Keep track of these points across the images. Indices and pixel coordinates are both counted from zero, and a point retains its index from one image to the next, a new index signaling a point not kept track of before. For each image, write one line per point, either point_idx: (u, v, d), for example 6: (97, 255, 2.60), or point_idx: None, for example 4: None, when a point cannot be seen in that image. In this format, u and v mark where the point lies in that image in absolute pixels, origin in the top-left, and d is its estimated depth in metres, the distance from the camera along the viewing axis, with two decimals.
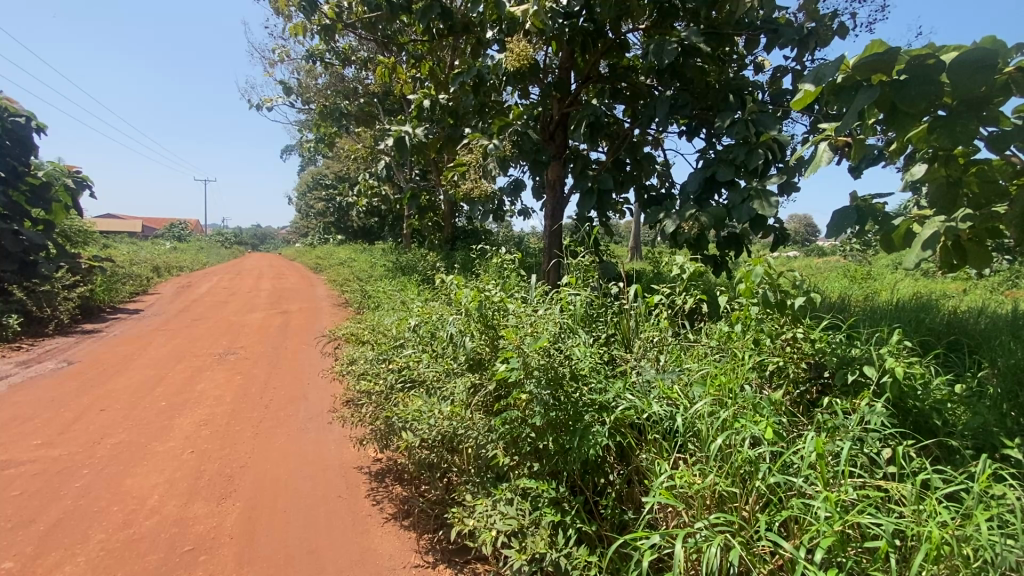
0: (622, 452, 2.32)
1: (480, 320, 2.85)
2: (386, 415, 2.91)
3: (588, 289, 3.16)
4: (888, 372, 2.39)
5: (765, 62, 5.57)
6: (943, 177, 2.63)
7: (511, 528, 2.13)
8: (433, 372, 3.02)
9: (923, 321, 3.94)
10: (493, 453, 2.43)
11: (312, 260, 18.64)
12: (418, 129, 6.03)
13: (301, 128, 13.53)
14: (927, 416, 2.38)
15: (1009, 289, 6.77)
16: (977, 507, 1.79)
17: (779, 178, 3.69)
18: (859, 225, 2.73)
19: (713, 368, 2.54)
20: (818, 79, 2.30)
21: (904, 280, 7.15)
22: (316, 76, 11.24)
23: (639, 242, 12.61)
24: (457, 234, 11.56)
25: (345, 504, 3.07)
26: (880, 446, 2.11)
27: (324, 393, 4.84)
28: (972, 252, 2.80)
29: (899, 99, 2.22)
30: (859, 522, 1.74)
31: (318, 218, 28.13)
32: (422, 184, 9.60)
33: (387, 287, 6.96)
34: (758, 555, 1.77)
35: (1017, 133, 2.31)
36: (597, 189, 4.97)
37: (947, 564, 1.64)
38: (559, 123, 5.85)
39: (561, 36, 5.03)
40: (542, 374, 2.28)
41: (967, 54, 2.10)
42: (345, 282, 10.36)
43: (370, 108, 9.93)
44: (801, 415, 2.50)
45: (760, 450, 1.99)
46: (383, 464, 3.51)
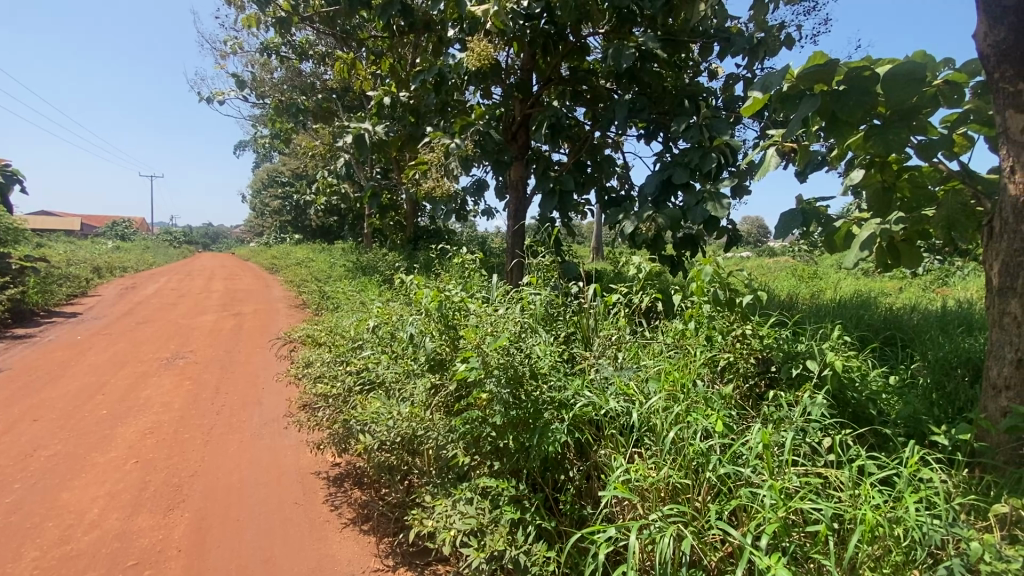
0: (581, 449, 2.35)
1: (440, 320, 2.81)
2: (342, 418, 2.84)
3: (548, 288, 3.18)
4: (828, 366, 2.56)
5: (718, 70, 5.77)
6: (879, 182, 2.89)
7: (470, 527, 2.11)
8: (392, 374, 2.98)
9: (863, 317, 4.20)
10: (454, 453, 2.41)
11: (268, 259, 18.04)
12: (378, 126, 5.93)
13: (256, 123, 13.02)
14: (864, 407, 2.53)
15: (939, 286, 7.26)
16: (906, 489, 1.92)
17: (731, 181, 3.86)
18: (804, 226, 2.86)
19: (667, 365, 2.63)
20: (766, 87, 2.42)
21: (846, 279, 7.58)
22: (272, 70, 10.85)
23: (600, 243, 12.88)
24: (419, 233, 11.48)
25: (302, 510, 2.99)
26: (820, 436, 2.22)
27: (279, 397, 4.68)
28: (904, 253, 3.00)
29: (837, 108, 2.36)
30: (801, 508, 1.84)
31: (273, 216, 27.23)
32: (384, 183, 9.46)
33: (346, 288, 6.84)
34: (709, 544, 1.83)
35: (942, 142, 2.50)
36: (559, 189, 5.03)
37: (881, 544, 1.75)
38: (521, 124, 5.88)
39: (522, 37, 5.16)
40: (502, 373, 2.27)
41: (898, 69, 2.25)
42: (302, 282, 10.08)
43: (328, 104, 9.67)
44: (749, 408, 2.60)
45: (711, 442, 2.08)
46: (343, 468, 3.42)
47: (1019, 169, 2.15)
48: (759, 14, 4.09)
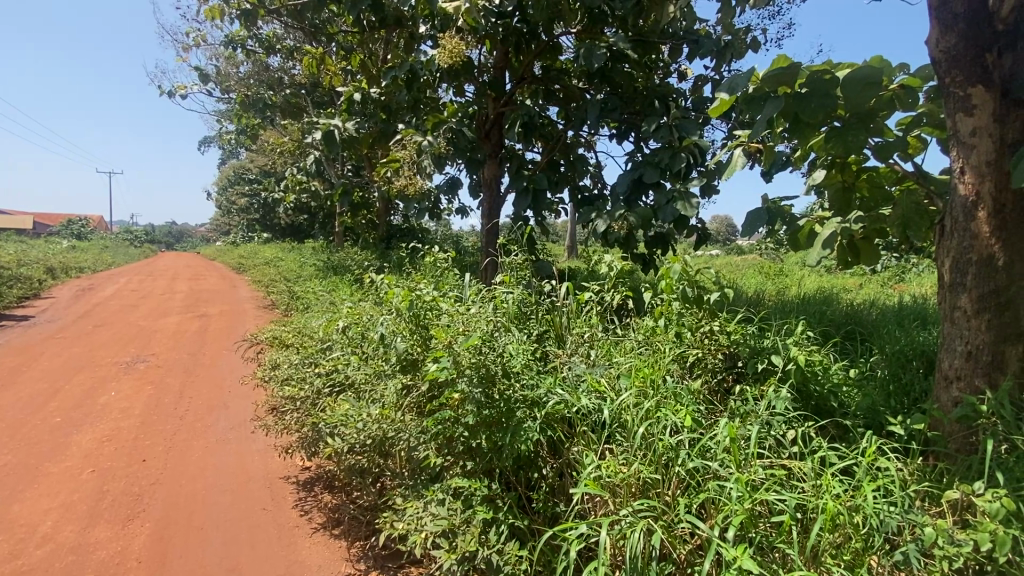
0: (554, 446, 2.36)
1: (412, 319, 2.74)
2: (311, 421, 2.78)
3: (520, 287, 3.18)
4: (792, 360, 2.65)
5: (687, 71, 5.87)
6: (840, 182, 3.00)
7: (441, 528, 2.10)
8: (363, 375, 2.94)
9: (826, 312, 4.34)
10: (426, 454, 2.39)
11: (235, 259, 17.52)
12: (348, 122, 5.83)
13: (221, 118, 12.62)
14: (826, 399, 2.64)
15: (895, 283, 7.57)
16: (864, 478, 2.00)
17: (700, 180, 3.94)
18: (769, 225, 2.94)
19: (638, 362, 2.65)
20: (732, 89, 2.47)
21: (810, 276, 7.83)
22: (238, 65, 10.54)
23: (575, 242, 13.00)
24: (392, 232, 11.34)
25: (270, 516, 2.91)
26: (784, 428, 2.28)
27: (246, 401, 4.54)
28: (863, 251, 3.12)
29: (801, 111, 2.43)
30: (766, 500, 1.88)
31: (241, 214, 26.49)
32: (355, 180, 9.30)
33: (316, 287, 6.70)
34: (679, 537, 1.86)
35: (898, 144, 2.60)
36: (532, 188, 5.03)
37: (841, 532, 1.82)
38: (494, 122, 5.88)
39: (494, 35, 5.14)
40: (474, 373, 2.26)
41: (857, 72, 2.33)
42: (271, 282, 9.83)
43: (297, 100, 9.45)
44: (717, 403, 2.66)
45: (680, 437, 2.12)
46: (312, 472, 3.34)
47: (967, 170, 2.26)
48: (725, 18, 4.18)
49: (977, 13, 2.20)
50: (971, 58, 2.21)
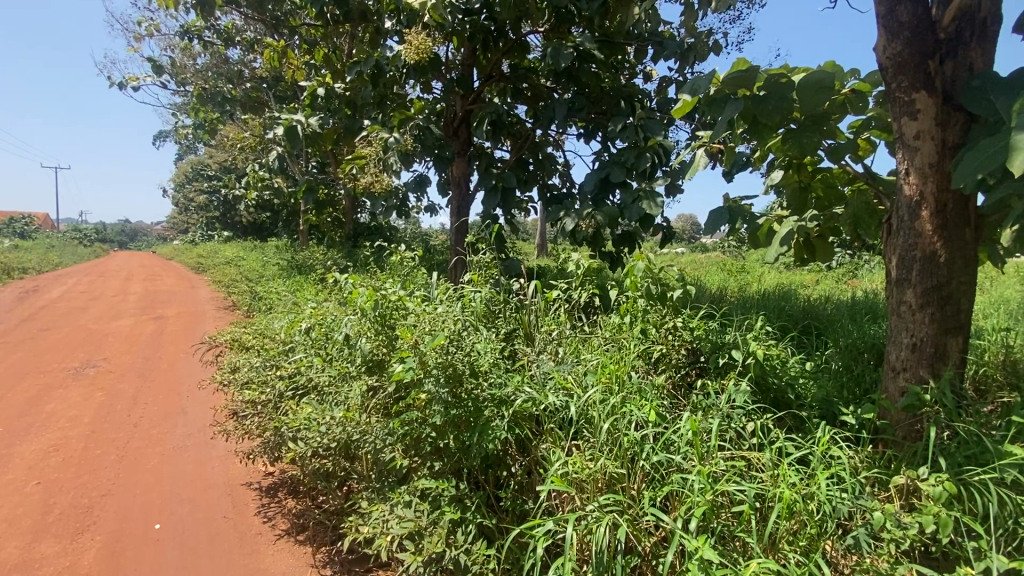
0: (522, 444, 2.37)
1: (377, 319, 2.68)
2: (273, 425, 2.71)
3: (488, 286, 3.17)
4: (751, 355, 2.74)
5: (652, 72, 5.97)
6: (796, 183, 3.12)
7: (407, 530, 2.08)
8: (326, 378, 2.88)
9: (784, 308, 4.51)
10: (391, 456, 2.36)
11: (193, 258, 16.89)
12: (312, 118, 5.68)
13: (177, 112, 12.09)
14: (783, 392, 2.73)
15: (849, 278, 7.92)
16: (818, 467, 2.08)
17: (665, 180, 4.02)
18: (731, 223, 3.02)
19: (604, 359, 2.69)
20: (694, 90, 2.52)
21: (770, 272, 8.11)
22: (195, 56, 10.12)
23: (544, 240, 13.10)
24: (359, 230, 11.15)
25: (231, 524, 2.81)
26: (744, 421, 2.35)
27: (206, 405, 4.38)
28: (819, 248, 3.25)
29: (759, 112, 2.50)
30: (727, 491, 1.94)
31: (199, 212, 25.52)
32: (320, 177, 9.08)
33: (279, 288, 6.51)
34: (644, 530, 1.89)
35: (849, 146, 2.71)
36: (501, 186, 5.03)
37: (797, 519, 1.89)
38: (462, 120, 5.85)
39: (461, 32, 5.10)
40: (441, 372, 2.23)
41: (811, 76, 2.42)
42: (231, 282, 9.50)
43: (257, 94, 9.16)
44: (680, 397, 2.73)
45: (644, 431, 2.16)
46: (276, 477, 3.24)
47: (912, 172, 2.38)
48: (688, 20, 4.27)
49: (920, 22, 2.31)
50: (915, 64, 2.33)
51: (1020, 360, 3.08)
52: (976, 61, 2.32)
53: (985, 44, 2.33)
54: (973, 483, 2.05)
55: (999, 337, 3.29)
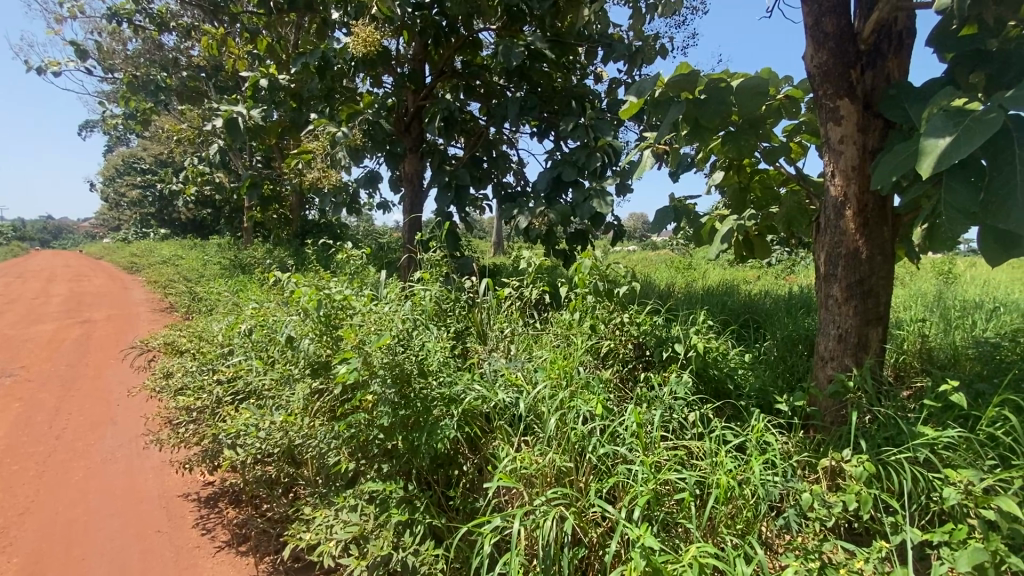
0: (472, 442, 2.37)
1: (320, 320, 2.57)
2: (210, 433, 2.59)
3: (438, 284, 3.13)
4: (692, 348, 2.86)
5: (602, 73, 6.09)
6: (736, 183, 3.29)
7: (352, 534, 2.04)
8: (267, 381, 2.77)
9: (727, 302, 4.73)
10: (336, 459, 2.31)
11: (126, 257, 15.80)
12: (254, 110, 5.45)
13: (105, 100, 11.24)
14: (723, 382, 2.87)
15: (787, 274, 8.39)
16: (753, 452, 2.19)
17: (615, 179, 4.12)
18: (676, 222, 3.14)
19: (552, 355, 2.73)
20: (639, 92, 2.59)
21: (715, 269, 8.46)
22: (125, 41, 9.45)
23: (501, 239, 13.13)
24: (308, 228, 10.78)
25: (166, 539, 2.66)
26: (686, 412, 2.44)
27: (138, 414, 4.11)
28: (757, 246, 3.43)
29: (700, 115, 2.59)
30: (669, 479, 2.01)
31: (131, 208, 23.90)
32: (265, 172, 8.71)
33: (219, 288, 6.19)
34: (590, 521, 1.94)
35: (782, 149, 2.87)
36: (454, 183, 4.98)
37: (734, 503, 1.98)
38: (414, 115, 5.76)
39: (411, 26, 5.01)
40: (387, 372, 2.18)
41: (748, 82, 2.53)
42: (167, 282, 8.96)
43: (195, 83, 8.66)
44: (627, 390, 2.82)
45: (591, 424, 2.21)
46: (216, 487, 3.09)
47: (837, 173, 2.54)
48: (636, 24, 4.37)
49: (843, 34, 2.48)
50: (839, 73, 2.49)
51: (933, 348, 3.35)
52: (893, 71, 2.51)
53: (901, 56, 2.52)
54: (889, 462, 2.22)
55: (915, 327, 3.57)
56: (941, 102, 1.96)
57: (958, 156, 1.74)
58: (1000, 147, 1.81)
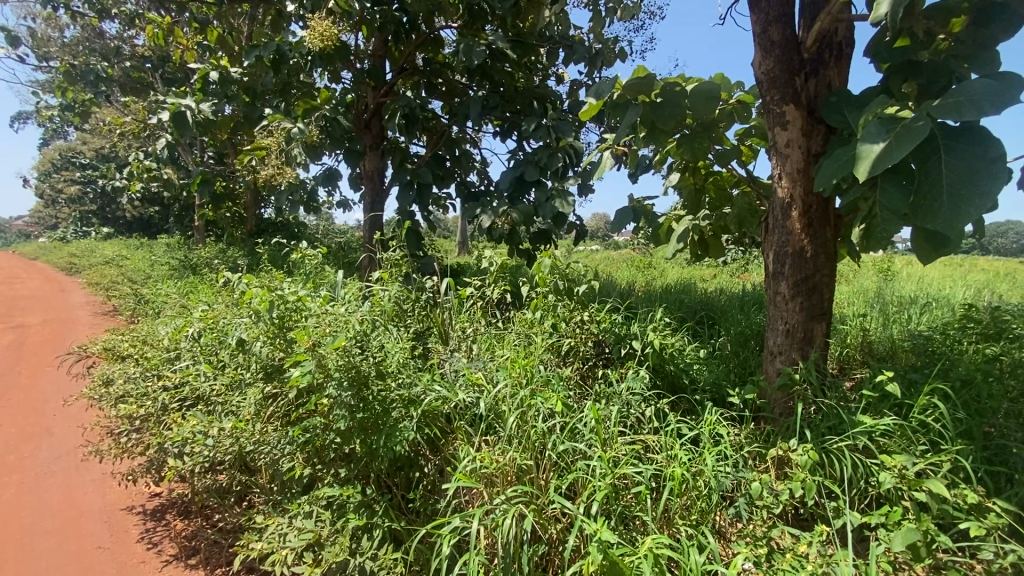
0: (433, 443, 2.35)
1: (273, 323, 2.48)
2: (155, 442, 2.47)
3: (397, 284, 3.07)
4: (649, 344, 2.94)
5: (564, 75, 6.15)
6: (692, 184, 3.38)
7: (306, 542, 1.98)
8: (217, 387, 2.66)
9: (684, 300, 4.87)
10: (291, 465, 2.25)
11: (64, 257, 14.84)
12: (203, 103, 5.21)
13: (40, 90, 10.52)
14: (679, 377, 2.96)
15: (742, 272, 8.71)
16: (707, 444, 2.27)
17: (576, 180, 4.18)
18: (635, 221, 3.20)
19: (513, 354, 2.74)
20: (598, 94, 2.64)
21: (674, 267, 8.70)
22: (62, 28, 8.88)
23: (465, 239, 13.08)
24: (263, 227, 10.42)
25: (107, 555, 2.51)
26: (644, 407, 2.50)
27: (75, 424, 3.86)
28: (711, 245, 3.54)
29: (656, 118, 2.66)
30: (626, 474, 2.06)
31: (70, 205, 22.47)
32: (216, 168, 8.35)
33: (167, 289, 5.90)
34: (550, 517, 1.96)
35: (734, 152, 2.98)
36: (416, 182, 4.92)
37: (688, 495, 2.04)
38: (374, 112, 5.65)
39: (371, 21, 4.91)
40: (343, 375, 2.13)
41: (702, 86, 2.62)
42: (109, 283, 8.46)
43: (139, 74, 8.23)
44: (587, 387, 2.86)
45: (552, 422, 2.24)
46: (163, 498, 2.94)
47: (784, 176, 2.66)
48: (596, 26, 4.44)
49: (788, 43, 2.60)
50: (784, 80, 2.60)
51: (873, 342, 3.55)
52: (834, 79, 2.63)
53: (841, 65, 2.64)
54: (832, 450, 2.33)
55: (857, 322, 3.77)
56: (875, 110, 2.08)
57: (892, 160, 1.85)
58: (927, 152, 1.94)
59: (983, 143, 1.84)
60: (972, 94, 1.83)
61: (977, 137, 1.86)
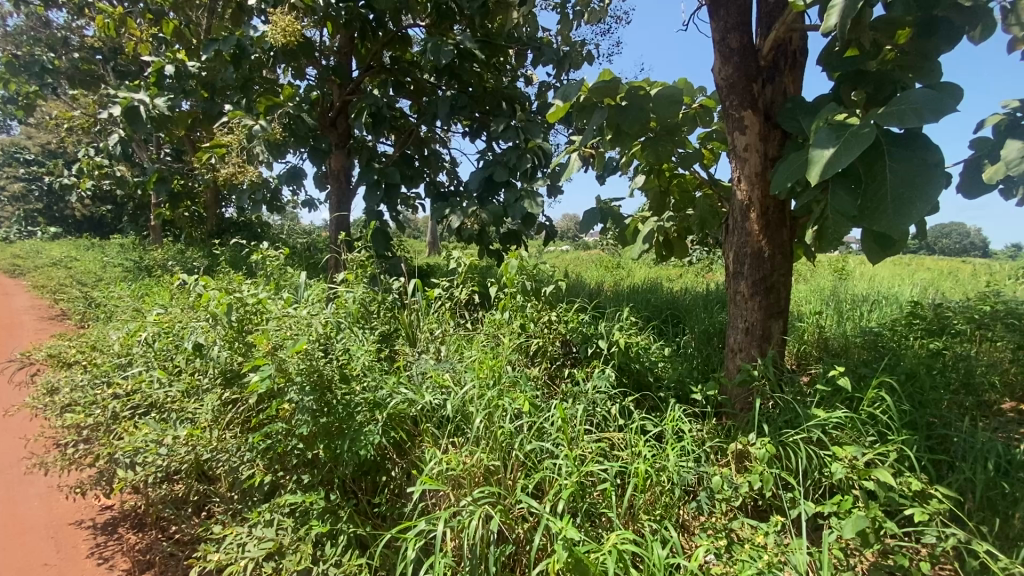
0: (399, 446, 2.33)
1: (231, 326, 2.41)
2: (105, 452, 2.36)
3: (363, 285, 3.02)
4: (615, 343, 3.00)
5: (533, 76, 6.19)
6: (657, 186, 3.46)
7: (266, 551, 1.91)
8: (172, 393, 2.57)
9: (651, 299, 4.96)
10: (250, 473, 2.20)
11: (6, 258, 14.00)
12: (158, 98, 5.00)
13: None
14: (644, 374, 3.02)
15: (707, 271, 8.95)
16: (670, 441, 2.32)
17: (545, 181, 4.20)
18: (602, 222, 3.25)
19: (481, 355, 2.74)
20: (566, 96, 2.62)
21: (642, 267, 8.85)
22: (4, 16, 8.39)
23: (435, 239, 12.99)
24: (225, 227, 10.10)
25: (53, 573, 2.38)
26: (609, 405, 2.53)
27: (18, 435, 3.65)
28: (675, 246, 3.64)
29: (622, 121, 2.71)
30: (592, 471, 2.09)
31: (13, 203, 21.23)
32: (174, 165, 8.04)
33: (119, 291, 5.63)
34: (517, 517, 1.97)
35: (696, 155, 3.07)
36: (384, 182, 4.86)
37: (651, 490, 2.09)
38: (340, 110, 5.55)
39: (336, 18, 4.82)
40: (305, 379, 2.08)
41: (665, 91, 2.68)
42: (56, 286, 8.03)
43: (90, 67, 7.86)
44: (555, 386, 2.89)
45: (519, 422, 2.25)
46: (115, 510, 2.81)
47: (743, 179, 2.75)
48: (563, 29, 4.48)
49: (745, 51, 2.69)
50: (742, 86, 2.69)
51: (828, 338, 3.71)
52: (790, 86, 2.74)
53: (796, 73, 2.75)
54: (788, 443, 2.43)
55: (814, 319, 3.93)
56: (826, 117, 2.17)
57: (841, 165, 1.94)
58: (872, 157, 2.04)
59: (924, 149, 1.95)
60: (913, 103, 1.93)
61: (918, 144, 1.97)
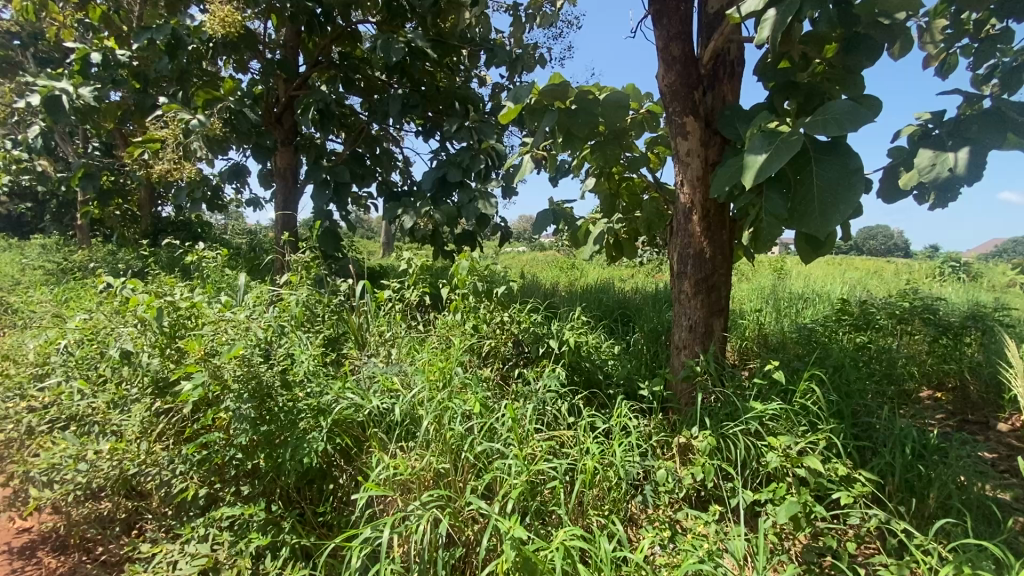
0: (346, 452, 2.27)
1: (162, 332, 2.30)
2: (18, 470, 2.18)
3: (308, 287, 2.92)
4: (566, 343, 3.04)
5: (486, 77, 6.19)
6: (606, 188, 3.53)
7: (200, 567, 1.83)
8: (96, 405, 2.39)
9: (602, 299, 5.07)
10: (184, 486, 2.09)
11: None
12: (83, 88, 4.65)
13: None
14: (594, 372, 3.08)
15: (657, 272, 9.23)
16: (618, 437, 2.38)
17: (499, 182, 4.21)
18: (555, 223, 3.29)
19: (432, 357, 2.71)
20: (517, 98, 2.66)
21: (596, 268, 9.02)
22: None
23: (389, 240, 12.75)
24: (161, 227, 9.53)
25: None
26: (559, 404, 2.57)
27: None
28: (624, 246, 3.73)
29: (572, 124, 2.76)
30: (541, 470, 2.11)
31: None
32: (103, 161, 7.51)
33: (39, 296, 5.21)
34: (465, 519, 1.96)
35: (643, 159, 3.16)
36: (333, 181, 4.72)
37: (598, 486, 2.14)
38: (285, 106, 5.35)
39: (280, 10, 4.64)
40: (244, 387, 1.99)
41: (612, 95, 2.75)
42: None
43: (6, 52, 7.23)
44: (506, 386, 2.90)
45: (469, 424, 2.24)
46: (32, 533, 2.59)
47: (686, 183, 2.87)
48: (516, 31, 4.50)
49: (687, 59, 2.80)
50: (684, 93, 2.79)
51: (766, 334, 3.92)
52: (728, 94, 2.87)
53: (734, 82, 2.88)
54: (728, 435, 2.53)
55: (754, 316, 4.13)
56: (760, 124, 2.29)
57: (772, 169, 2.05)
58: (801, 163, 2.16)
59: (847, 156, 2.08)
60: (837, 113, 2.07)
61: (842, 151, 2.11)
